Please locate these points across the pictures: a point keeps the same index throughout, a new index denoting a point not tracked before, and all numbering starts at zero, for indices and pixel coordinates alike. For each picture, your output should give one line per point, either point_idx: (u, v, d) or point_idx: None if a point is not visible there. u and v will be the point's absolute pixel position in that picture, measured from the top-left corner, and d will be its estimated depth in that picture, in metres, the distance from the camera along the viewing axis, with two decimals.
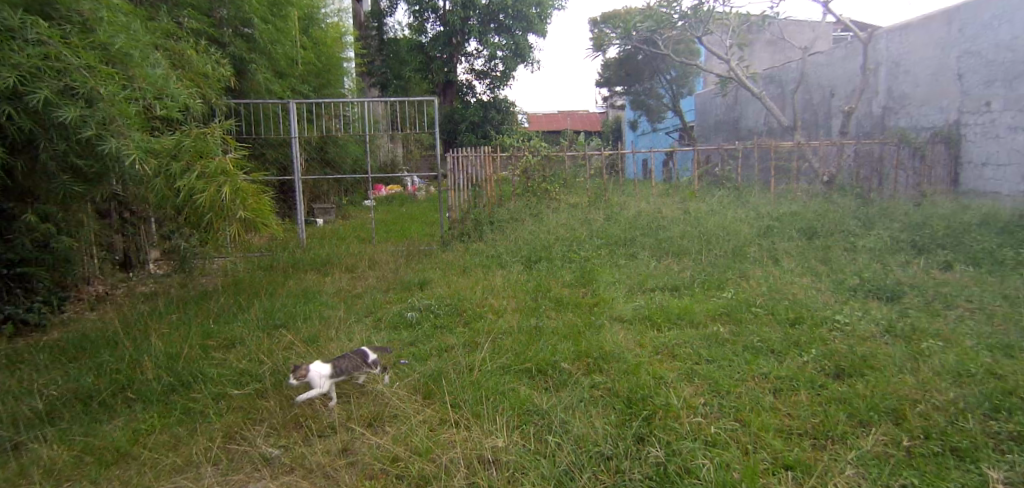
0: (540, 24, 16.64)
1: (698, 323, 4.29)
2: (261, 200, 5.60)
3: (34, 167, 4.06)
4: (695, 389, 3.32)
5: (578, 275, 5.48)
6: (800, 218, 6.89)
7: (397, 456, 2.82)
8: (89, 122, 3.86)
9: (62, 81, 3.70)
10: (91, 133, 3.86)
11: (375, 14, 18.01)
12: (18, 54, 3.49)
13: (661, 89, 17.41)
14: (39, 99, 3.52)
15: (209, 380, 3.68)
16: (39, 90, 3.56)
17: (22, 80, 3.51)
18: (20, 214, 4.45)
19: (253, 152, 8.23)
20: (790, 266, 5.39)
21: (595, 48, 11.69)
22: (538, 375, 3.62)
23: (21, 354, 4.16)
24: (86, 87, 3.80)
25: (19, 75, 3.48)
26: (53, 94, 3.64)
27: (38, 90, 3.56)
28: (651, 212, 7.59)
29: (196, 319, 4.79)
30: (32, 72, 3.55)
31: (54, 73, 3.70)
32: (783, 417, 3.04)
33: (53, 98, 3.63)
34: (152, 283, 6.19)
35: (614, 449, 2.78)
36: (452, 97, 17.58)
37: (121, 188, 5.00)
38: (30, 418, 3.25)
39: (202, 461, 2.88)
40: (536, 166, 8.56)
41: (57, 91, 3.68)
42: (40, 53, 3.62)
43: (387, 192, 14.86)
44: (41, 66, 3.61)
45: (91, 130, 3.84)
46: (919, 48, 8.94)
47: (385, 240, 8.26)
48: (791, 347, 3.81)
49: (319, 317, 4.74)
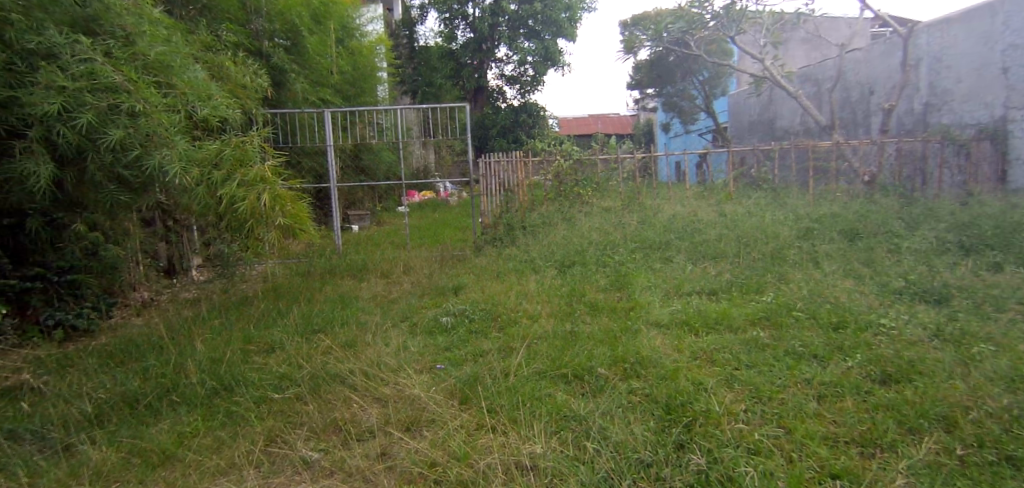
0: (570, 28, 16.64)
1: (737, 328, 4.19)
2: (299, 207, 5.74)
3: (84, 178, 4.22)
4: (735, 395, 3.25)
5: (612, 279, 5.42)
6: (840, 219, 6.71)
7: (435, 461, 2.83)
8: (132, 139, 4.00)
9: (106, 100, 3.86)
10: (135, 150, 3.99)
11: (406, 23, 18.41)
12: (62, 77, 3.66)
13: (693, 90, 17.14)
14: (82, 123, 3.68)
15: (250, 383, 3.76)
16: (84, 113, 3.71)
17: (68, 104, 3.68)
18: (69, 223, 4.62)
19: (291, 161, 8.39)
20: (831, 269, 5.26)
21: (625, 51, 11.63)
22: (574, 380, 3.58)
23: (71, 358, 4.32)
24: (129, 104, 3.93)
25: (63, 100, 3.63)
26: (96, 116, 3.79)
27: (81, 113, 3.72)
28: (685, 215, 7.47)
29: (238, 324, 4.89)
30: (76, 95, 3.71)
31: (96, 93, 3.84)
32: (828, 424, 2.94)
33: (97, 120, 3.79)
34: (195, 289, 6.35)
35: (653, 456, 2.73)
36: (482, 103, 17.76)
37: (166, 197, 5.15)
38: (79, 420, 3.37)
39: (244, 464, 2.93)
40: (568, 171, 8.53)
41: (100, 111, 3.83)
42: (83, 72, 3.78)
43: (419, 198, 15.04)
44: (84, 86, 3.77)
45: (134, 148, 3.99)
46: (961, 42, 8.63)
47: (419, 246, 8.32)
48: (835, 352, 3.70)
49: (357, 322, 4.81)
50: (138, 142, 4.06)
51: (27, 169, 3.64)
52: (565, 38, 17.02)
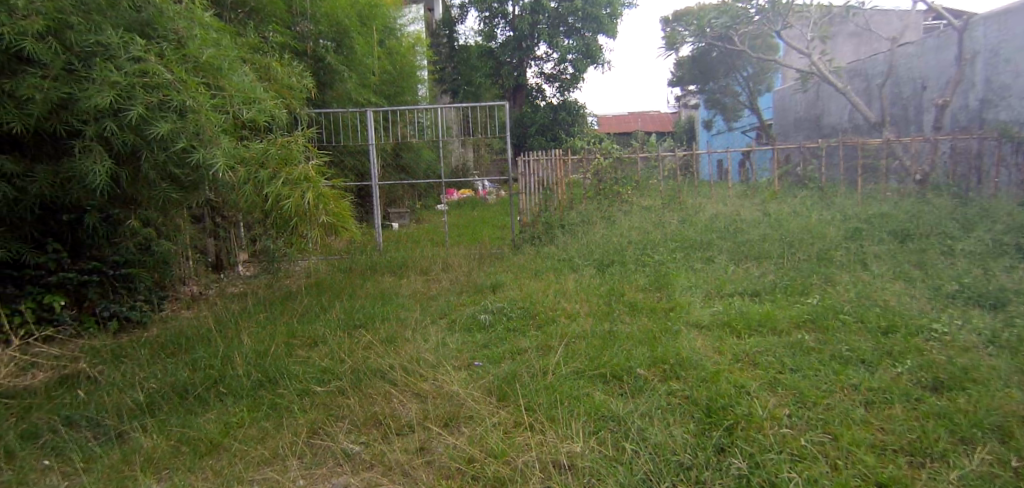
0: (611, 25, 16.48)
1: (782, 330, 4.09)
2: (342, 205, 5.82)
3: (138, 176, 4.41)
4: (779, 399, 3.17)
5: (652, 279, 5.36)
6: (891, 219, 6.47)
7: (473, 457, 2.85)
8: (180, 134, 4.13)
9: (155, 96, 4.00)
10: (182, 145, 4.12)
11: (446, 23, 18.61)
12: (116, 73, 3.83)
13: (737, 87, 16.61)
14: (133, 115, 3.83)
15: (294, 376, 3.86)
16: (134, 107, 3.87)
17: (121, 98, 3.84)
18: (126, 219, 4.79)
19: (334, 159, 8.56)
20: (880, 271, 5.07)
21: (667, 47, 11.50)
22: (613, 380, 3.56)
23: (126, 349, 4.51)
24: (178, 100, 4.09)
25: (116, 94, 3.80)
26: (147, 109, 3.94)
27: (133, 106, 3.87)
28: (728, 214, 7.33)
29: (282, 318, 5.02)
30: (128, 90, 3.86)
31: (147, 90, 3.99)
32: (876, 431, 2.84)
33: (147, 113, 3.93)
34: (241, 284, 6.56)
35: (693, 459, 2.69)
36: (521, 102, 17.81)
37: (215, 194, 5.32)
38: (132, 408, 3.52)
39: (287, 455, 3.02)
40: (607, 169, 8.47)
41: (150, 107, 3.98)
42: (136, 70, 3.94)
43: (458, 196, 15.16)
44: (137, 82, 3.93)
45: (181, 142, 4.12)
46: (1019, 35, 8.12)
47: (457, 243, 8.39)
48: (884, 357, 3.57)
49: (397, 318, 4.88)
50: (186, 137, 4.18)
51: (85, 165, 3.85)
52: (605, 35, 16.86)
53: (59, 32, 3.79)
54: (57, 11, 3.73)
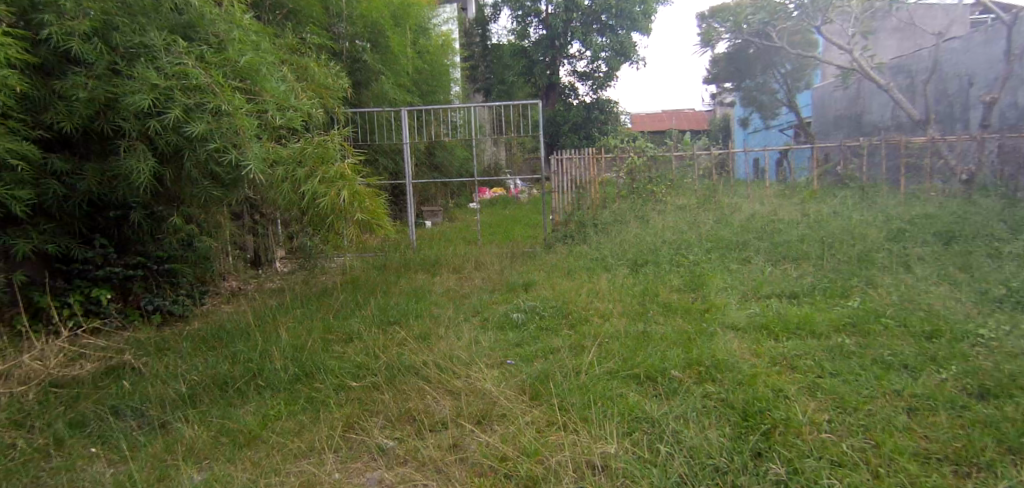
0: (645, 22, 16.30)
1: (821, 334, 3.99)
2: (376, 203, 5.83)
3: (181, 174, 4.55)
4: (818, 404, 3.09)
5: (687, 280, 5.28)
6: (935, 221, 6.26)
7: (506, 455, 2.86)
8: (215, 135, 4.17)
9: (193, 98, 4.07)
10: (216, 146, 4.15)
11: (479, 21, 18.71)
12: (156, 75, 3.93)
13: (776, 85, 15.76)
14: (169, 116, 3.92)
15: (330, 371, 3.92)
16: (172, 108, 3.97)
17: (159, 99, 3.96)
18: (169, 216, 4.94)
19: (369, 158, 8.67)
20: (924, 273, 4.91)
21: (704, 44, 11.40)
22: (647, 381, 3.53)
23: (168, 341, 4.65)
24: (214, 103, 4.11)
25: (155, 95, 3.92)
26: (184, 111, 4.03)
27: (171, 107, 3.98)
28: (765, 214, 7.18)
29: (319, 314, 5.12)
30: (166, 92, 3.96)
31: (186, 91, 4.07)
32: (919, 439, 2.76)
33: (184, 115, 4.02)
34: (279, 280, 6.70)
35: (729, 463, 2.65)
36: (554, 100, 17.67)
37: (253, 192, 5.41)
38: (175, 399, 3.64)
39: (323, 448, 3.07)
40: (641, 167, 8.42)
41: (187, 108, 4.05)
42: (175, 72, 4.02)
43: (491, 195, 15.21)
44: (175, 84, 4.01)
45: (216, 143, 4.14)
46: None
47: (489, 242, 8.42)
48: (927, 363, 3.46)
49: (430, 315, 4.93)
50: (220, 139, 4.20)
51: (129, 163, 4.02)
52: (639, 32, 16.68)
53: (105, 34, 4.01)
54: (103, 13, 3.98)
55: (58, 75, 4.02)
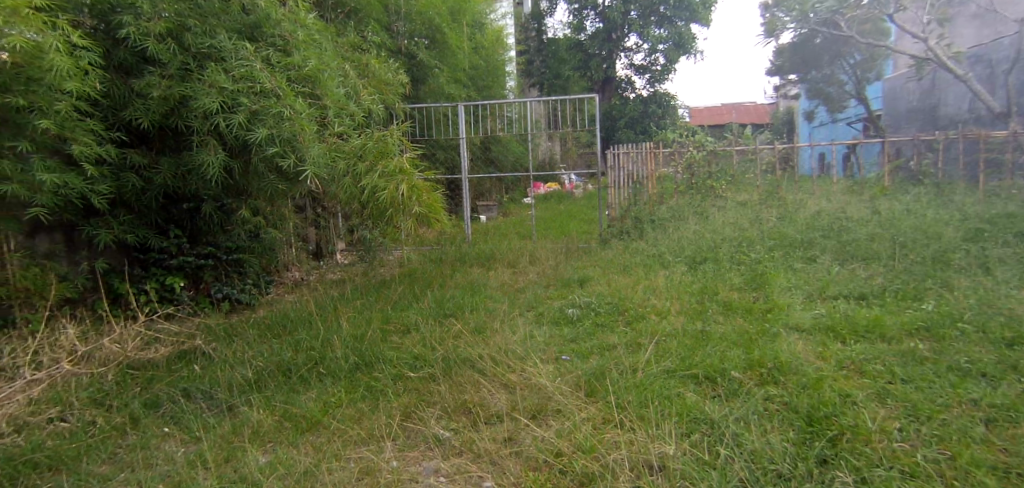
0: (704, 13, 16.02)
1: (892, 338, 3.81)
2: (434, 196, 5.85)
3: (249, 169, 4.74)
4: (888, 411, 2.96)
5: (749, 279, 5.14)
6: (1018, 219, 5.86)
7: (560, 451, 2.86)
8: (275, 140, 4.30)
9: (258, 102, 4.20)
10: (275, 151, 4.28)
11: (534, 16, 18.66)
12: (224, 79, 4.12)
13: (843, 76, 14.84)
14: (235, 120, 4.09)
15: (388, 361, 4.02)
16: (238, 110, 4.14)
17: (226, 103, 4.14)
18: (237, 209, 5.16)
19: (427, 153, 8.81)
20: (1005, 276, 4.60)
21: (767, 34, 11.16)
22: (706, 382, 3.46)
23: (236, 328, 4.87)
24: (276, 109, 4.24)
25: (222, 99, 4.11)
26: (249, 114, 4.19)
27: (236, 110, 4.15)
28: (832, 211, 6.90)
29: (377, 305, 5.24)
30: (233, 96, 4.13)
31: (251, 94, 4.23)
32: (999, 452, 2.60)
33: (249, 118, 4.18)
34: (340, 271, 6.90)
35: (792, 470, 2.58)
36: (610, 94, 17.42)
37: (315, 186, 5.54)
38: (242, 384, 3.81)
39: (382, 436, 3.15)
40: (701, 162, 8.36)
41: (252, 111, 4.20)
42: (241, 75, 4.18)
43: (545, 190, 15.16)
44: (241, 87, 4.18)
45: (276, 148, 4.28)
46: None
47: (544, 237, 8.41)
48: (1008, 372, 3.25)
49: (485, 308, 4.98)
50: (282, 142, 4.33)
51: (200, 159, 4.22)
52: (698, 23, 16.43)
53: (179, 35, 4.22)
54: (177, 15, 4.19)
55: (136, 74, 4.24)
